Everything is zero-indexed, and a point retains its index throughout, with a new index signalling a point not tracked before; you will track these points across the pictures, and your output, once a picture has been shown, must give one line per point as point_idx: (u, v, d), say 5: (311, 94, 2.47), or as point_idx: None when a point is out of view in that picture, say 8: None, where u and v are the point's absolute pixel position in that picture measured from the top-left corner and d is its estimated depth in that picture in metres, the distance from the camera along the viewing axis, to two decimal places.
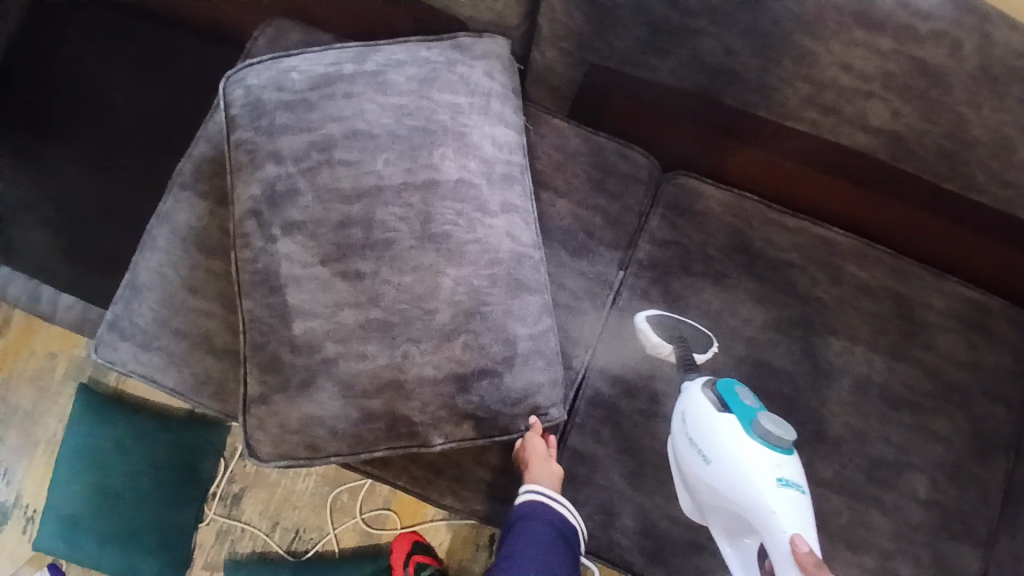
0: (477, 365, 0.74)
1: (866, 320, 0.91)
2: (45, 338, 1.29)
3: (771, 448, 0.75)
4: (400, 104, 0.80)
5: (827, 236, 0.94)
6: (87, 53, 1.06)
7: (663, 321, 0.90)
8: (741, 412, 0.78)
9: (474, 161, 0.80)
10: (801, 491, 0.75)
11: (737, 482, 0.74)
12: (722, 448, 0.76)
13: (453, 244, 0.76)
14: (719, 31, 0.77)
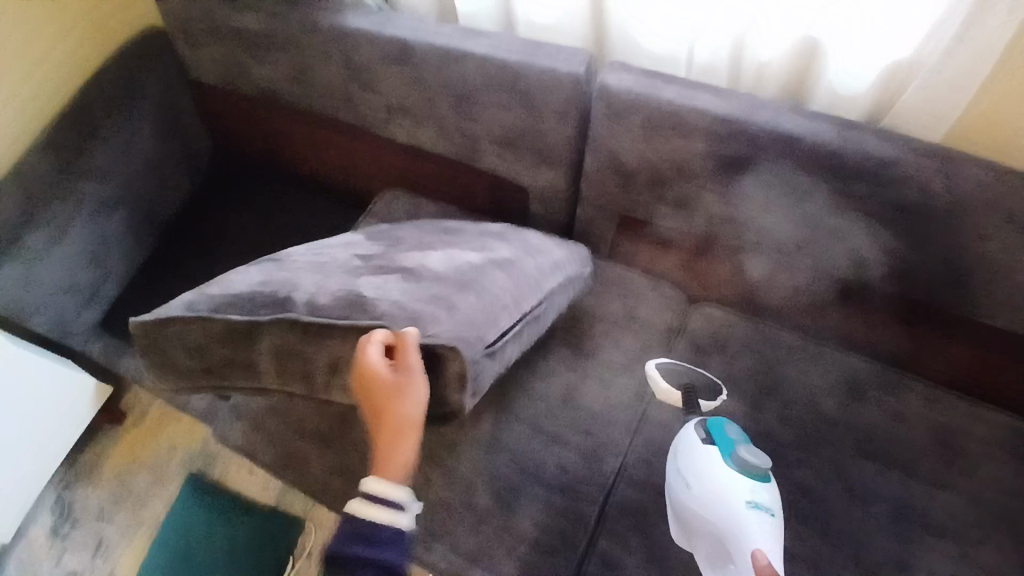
0: (423, 272, 0.93)
1: (902, 446, 0.93)
2: (172, 431, 1.55)
3: (748, 475, 0.84)
4: (484, 224, 1.17)
5: (852, 365, 1.01)
6: (256, 212, 1.47)
7: (672, 369, 1.00)
8: (726, 445, 0.86)
9: (523, 240, 1.07)
10: (771, 514, 0.81)
11: (712, 502, 0.82)
12: (700, 473, 0.84)
13: (472, 245, 1.03)
14: (719, 183, 0.97)
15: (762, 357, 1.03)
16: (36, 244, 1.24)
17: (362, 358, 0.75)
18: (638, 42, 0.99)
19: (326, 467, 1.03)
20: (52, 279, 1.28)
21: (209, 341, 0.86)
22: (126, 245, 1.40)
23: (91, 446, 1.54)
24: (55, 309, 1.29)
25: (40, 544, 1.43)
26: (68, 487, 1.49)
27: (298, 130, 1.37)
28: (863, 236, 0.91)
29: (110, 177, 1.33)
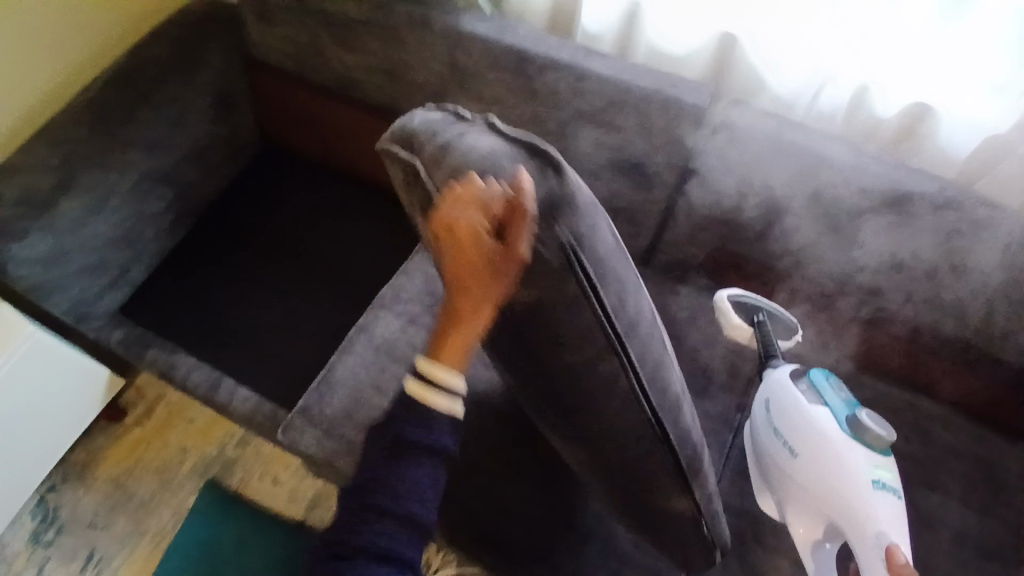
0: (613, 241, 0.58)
1: (958, 478, 1.03)
2: (181, 434, 1.42)
3: (870, 448, 0.82)
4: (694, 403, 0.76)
5: (913, 401, 1.11)
6: (307, 209, 1.41)
7: (743, 304, 1.07)
8: (836, 408, 0.86)
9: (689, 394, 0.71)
10: (896, 495, 0.81)
11: (822, 476, 0.82)
12: (809, 447, 0.84)
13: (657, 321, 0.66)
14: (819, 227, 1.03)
15: None
16: (69, 215, 1.09)
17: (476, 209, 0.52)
18: (764, 87, 1.09)
19: None
20: (80, 257, 1.14)
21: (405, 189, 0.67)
22: (161, 225, 1.29)
23: (84, 446, 1.40)
24: (75, 290, 1.15)
25: (19, 551, 1.31)
26: (53, 490, 1.36)
27: (369, 127, 1.32)
28: (948, 291, 1.00)
29: (155, 150, 1.22)
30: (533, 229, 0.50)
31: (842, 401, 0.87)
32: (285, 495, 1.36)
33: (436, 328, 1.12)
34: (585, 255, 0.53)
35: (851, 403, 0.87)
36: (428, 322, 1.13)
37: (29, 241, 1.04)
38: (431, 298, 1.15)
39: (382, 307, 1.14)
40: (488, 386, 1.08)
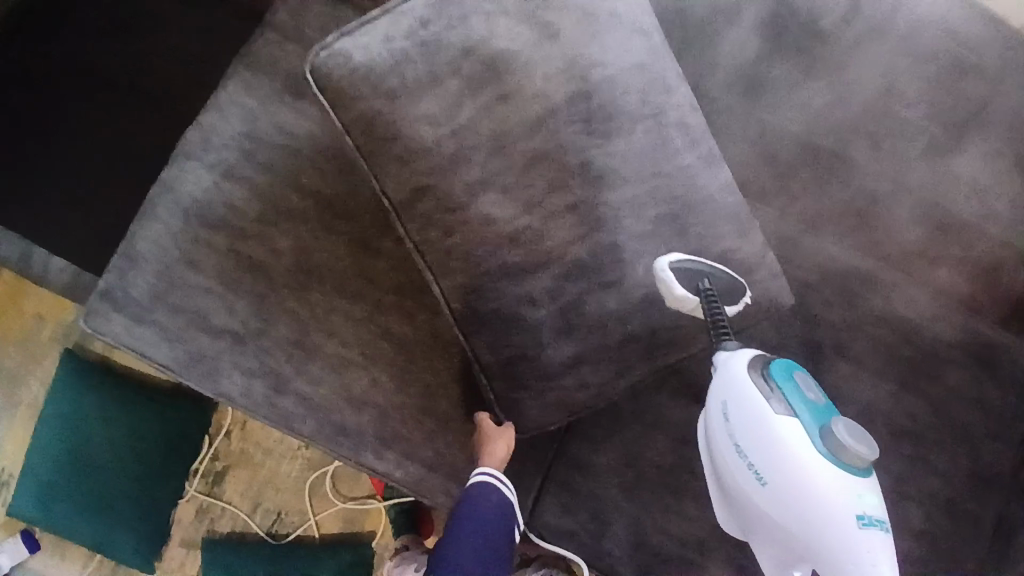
0: (631, 66, 0.79)
1: (880, 349, 0.88)
2: (33, 300, 1.27)
3: (847, 468, 0.65)
4: (679, 161, 0.80)
5: (846, 259, 0.90)
6: (94, 20, 1.06)
7: (689, 271, 0.78)
8: (809, 417, 0.67)
9: (692, 156, 0.81)
10: (881, 523, 0.65)
11: (806, 512, 0.65)
12: (784, 472, 0.66)
13: (647, 112, 0.79)
14: None
15: None
16: None
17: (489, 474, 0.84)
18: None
19: (248, 370, 0.86)
20: None
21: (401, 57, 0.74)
22: None
23: None
24: None
25: None
26: None
27: None
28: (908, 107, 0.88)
29: None
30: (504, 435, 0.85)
31: (811, 407, 0.68)
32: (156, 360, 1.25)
33: (259, 181, 0.89)
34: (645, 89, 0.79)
35: (825, 408, 0.69)
36: (249, 176, 0.89)
37: None
38: (251, 142, 0.90)
39: (185, 156, 0.89)
40: (330, 254, 0.89)
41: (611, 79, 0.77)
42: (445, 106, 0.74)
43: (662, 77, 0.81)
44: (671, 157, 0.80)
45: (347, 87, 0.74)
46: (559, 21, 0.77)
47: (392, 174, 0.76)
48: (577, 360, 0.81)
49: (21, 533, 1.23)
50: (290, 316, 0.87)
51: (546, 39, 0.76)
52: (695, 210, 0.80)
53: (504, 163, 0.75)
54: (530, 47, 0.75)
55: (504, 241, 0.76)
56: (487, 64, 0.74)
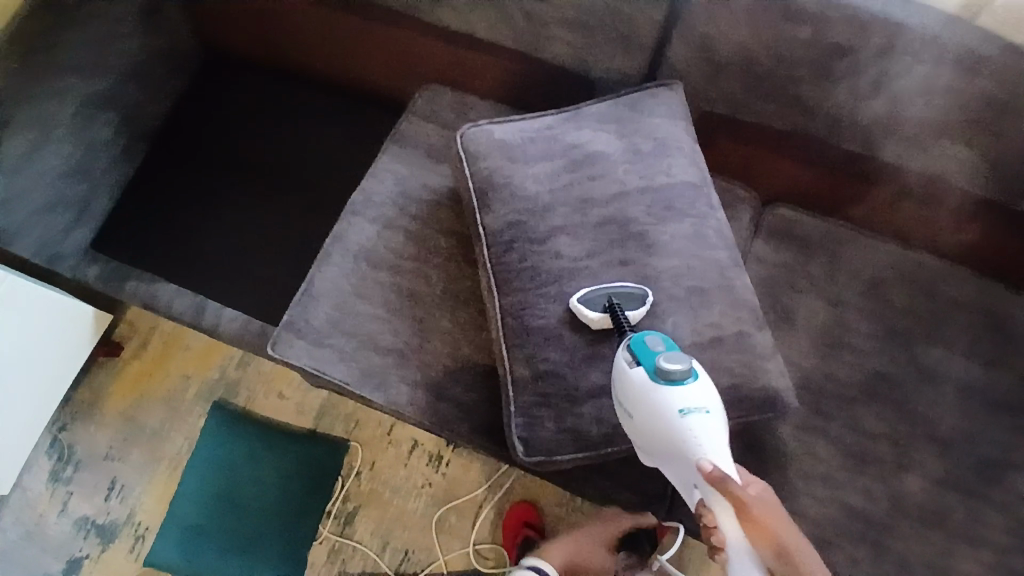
0: (684, 179, 0.93)
1: (962, 330, 0.99)
2: (181, 361, 1.42)
3: (672, 387, 0.73)
4: (718, 259, 0.90)
5: (919, 258, 1.03)
6: (260, 121, 1.32)
7: (594, 295, 0.84)
8: (650, 359, 0.75)
9: (728, 259, 0.91)
10: (710, 418, 0.73)
11: (656, 434, 0.74)
12: (637, 410, 0.74)
13: (691, 217, 0.91)
14: (815, 78, 0.93)
15: (837, 255, 1.03)
16: (14, 151, 1.04)
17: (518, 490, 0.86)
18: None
19: (411, 381, 0.99)
20: (34, 195, 1.10)
21: (522, 142, 0.96)
22: (113, 154, 1.22)
23: (86, 383, 1.41)
24: (38, 231, 1.12)
25: (41, 493, 1.35)
26: (64, 430, 1.39)
27: (308, 19, 1.21)
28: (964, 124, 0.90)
29: (90, 72, 1.13)
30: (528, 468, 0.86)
31: (652, 352, 0.75)
32: (292, 409, 1.38)
33: (411, 228, 1.08)
34: (697, 193, 0.93)
35: (662, 347, 0.76)
36: (403, 224, 1.08)
37: None
38: (403, 199, 1.10)
39: (352, 213, 1.09)
40: (473, 283, 1.05)
41: (669, 189, 0.92)
42: (550, 172, 0.93)
43: (709, 196, 0.94)
44: (713, 254, 0.90)
45: (483, 149, 0.97)
46: (643, 140, 0.96)
47: (494, 209, 0.93)
48: (601, 392, 0.82)
49: None
50: (442, 336, 1.02)
51: (629, 147, 0.95)
52: (735, 297, 0.88)
53: (592, 226, 0.90)
54: (620, 152, 0.95)
55: (565, 275, 0.87)
56: (586, 157, 0.94)
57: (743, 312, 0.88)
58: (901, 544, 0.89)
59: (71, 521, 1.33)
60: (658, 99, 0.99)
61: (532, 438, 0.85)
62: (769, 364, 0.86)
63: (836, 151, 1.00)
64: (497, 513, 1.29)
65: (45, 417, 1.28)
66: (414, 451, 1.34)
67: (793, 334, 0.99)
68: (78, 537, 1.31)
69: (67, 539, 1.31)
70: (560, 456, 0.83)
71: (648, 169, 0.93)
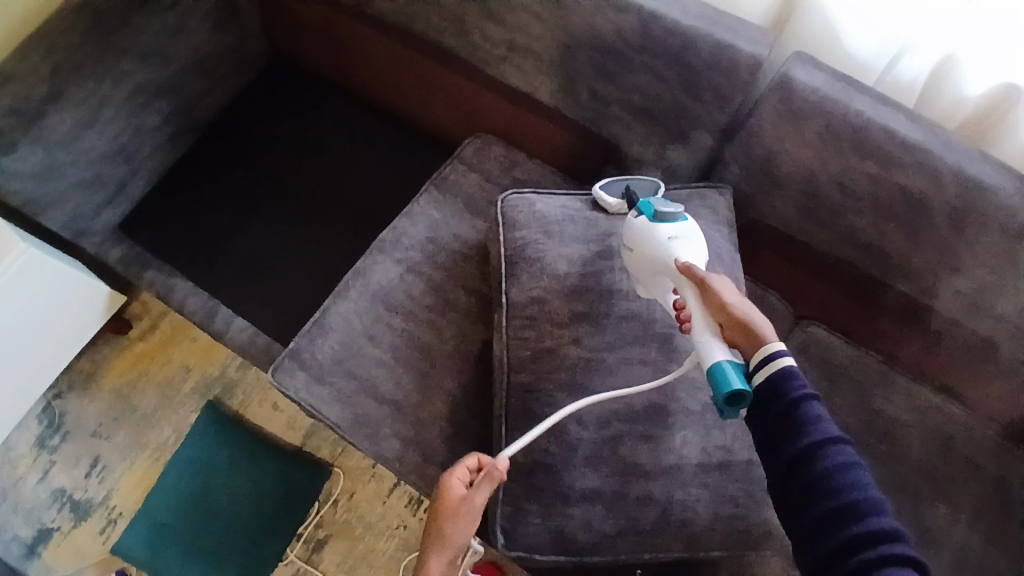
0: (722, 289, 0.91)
1: (977, 495, 0.95)
2: (184, 351, 1.42)
3: (664, 219, 0.81)
4: None
5: (946, 409, 0.99)
6: (309, 135, 1.33)
7: (613, 185, 0.96)
8: (648, 208, 0.83)
9: None
10: (694, 246, 0.80)
11: (648, 257, 0.81)
12: (635, 241, 0.82)
13: None
14: (875, 214, 0.90)
15: (861, 390, 1.00)
16: (57, 128, 1.05)
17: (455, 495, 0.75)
18: (839, 38, 0.91)
19: (404, 439, 0.97)
20: (72, 171, 1.10)
21: (563, 220, 0.95)
22: (158, 141, 1.23)
23: (90, 355, 1.42)
24: (70, 206, 1.13)
25: (24, 454, 1.36)
26: (58, 397, 1.39)
27: (373, 45, 1.21)
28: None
29: (151, 61, 1.14)
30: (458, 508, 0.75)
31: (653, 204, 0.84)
32: (284, 423, 1.36)
33: (435, 278, 1.06)
34: None
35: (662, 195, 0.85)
36: (428, 272, 1.06)
37: (20, 155, 1.02)
38: (433, 247, 1.08)
39: (379, 251, 1.08)
40: (485, 348, 1.02)
41: None
42: (585, 256, 0.92)
43: None
44: None
45: (521, 219, 0.95)
46: None
47: (521, 283, 0.92)
48: (593, 497, 0.81)
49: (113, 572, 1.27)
50: (444, 396, 0.99)
51: None
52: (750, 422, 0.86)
53: (619, 321, 0.88)
54: None
55: (582, 366, 0.86)
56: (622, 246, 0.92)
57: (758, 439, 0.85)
58: None
59: (47, 490, 1.34)
60: (708, 201, 0.96)
61: (515, 528, 0.82)
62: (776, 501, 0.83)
63: (877, 290, 0.96)
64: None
65: (40, 384, 1.29)
66: (395, 490, 1.32)
67: None
68: (52, 507, 1.32)
69: (41, 507, 1.32)
70: (541, 554, 0.81)
71: None
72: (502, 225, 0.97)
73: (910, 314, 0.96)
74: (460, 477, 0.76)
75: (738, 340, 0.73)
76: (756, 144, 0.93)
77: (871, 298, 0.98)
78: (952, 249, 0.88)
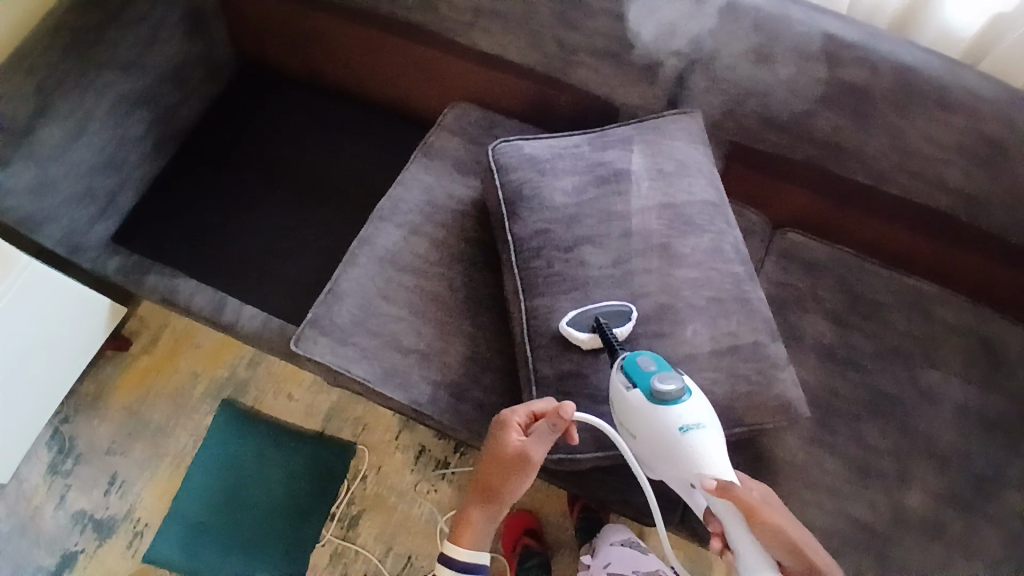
0: (704, 197, 1.00)
1: (958, 353, 1.05)
2: (190, 359, 1.43)
3: (672, 411, 0.77)
4: (734, 273, 0.96)
5: (916, 284, 1.10)
6: (288, 129, 1.37)
7: (581, 317, 0.90)
8: (645, 381, 0.79)
9: (744, 271, 0.97)
10: (706, 431, 0.78)
11: (663, 445, 0.77)
12: (642, 427, 0.78)
13: (710, 232, 0.97)
14: (829, 112, 1.00)
15: (842, 280, 1.09)
16: (48, 140, 1.08)
17: (529, 445, 0.80)
18: None
19: (434, 385, 1.01)
20: (65, 183, 1.12)
21: (551, 157, 1.02)
22: (144, 150, 1.26)
23: (94, 376, 1.41)
24: (65, 219, 1.15)
25: (38, 484, 1.34)
26: (66, 422, 1.38)
27: (341, 33, 1.27)
28: (965, 157, 0.98)
29: (130, 70, 1.18)
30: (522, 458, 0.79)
31: (651, 379, 0.79)
32: (302, 412, 1.39)
33: (436, 235, 1.12)
34: (718, 213, 1.00)
35: (656, 366, 0.80)
36: (429, 231, 1.12)
37: (11, 171, 1.04)
38: (430, 208, 1.14)
39: (380, 218, 1.13)
40: (496, 290, 1.09)
41: (690, 206, 0.98)
42: (577, 186, 0.99)
43: (725, 213, 1.01)
44: (731, 269, 0.96)
45: (513, 163, 1.02)
46: (665, 160, 1.02)
47: (523, 219, 0.98)
48: None
49: None
50: (464, 340, 1.05)
51: (654, 166, 1.01)
52: (750, 309, 0.94)
53: (620, 237, 0.95)
54: (643, 170, 1.00)
55: (592, 282, 0.93)
56: (610, 172, 1.00)
57: (760, 322, 0.94)
58: (902, 555, 0.92)
59: (67, 514, 1.31)
60: (678, 125, 1.05)
61: (554, 435, 0.89)
62: (785, 375, 0.91)
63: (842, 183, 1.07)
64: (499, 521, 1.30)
65: (49, 407, 1.28)
66: (421, 457, 1.35)
67: (803, 351, 1.04)
68: (74, 531, 1.30)
69: (63, 533, 1.30)
70: (581, 454, 0.88)
71: (671, 188, 0.99)
72: (496, 171, 1.03)
73: (876, 201, 1.07)
74: (520, 421, 0.82)
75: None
76: (714, 65, 1.03)
77: (839, 194, 1.09)
78: (898, 132, 0.99)
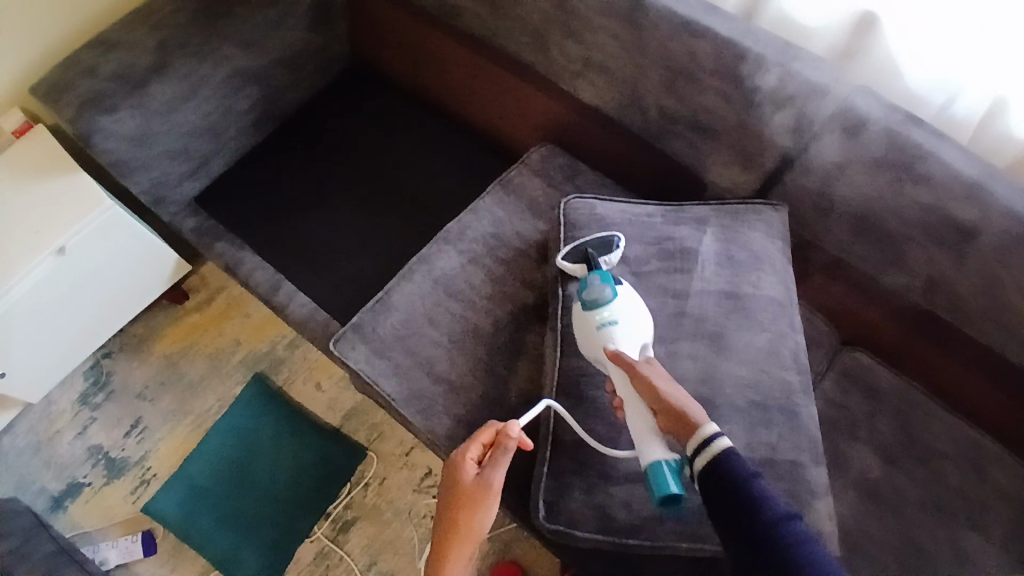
0: (775, 297, 0.96)
1: (1012, 527, 0.96)
2: (235, 327, 1.47)
3: (596, 308, 0.86)
4: (789, 383, 0.91)
5: (979, 439, 1.02)
6: (381, 132, 1.41)
7: (572, 252, 0.97)
8: (583, 288, 0.89)
9: (799, 384, 0.92)
10: (627, 327, 0.85)
11: (591, 344, 0.87)
12: (579, 326, 0.88)
13: (773, 335, 0.94)
14: (926, 242, 0.95)
15: (900, 415, 1.03)
16: (158, 97, 1.14)
17: (483, 476, 0.76)
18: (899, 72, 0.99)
19: (456, 417, 1.01)
20: (164, 139, 1.18)
21: (625, 221, 1.01)
22: (244, 123, 1.31)
23: (144, 320, 1.47)
24: (156, 171, 1.21)
25: (65, 409, 1.39)
26: (107, 357, 1.44)
27: (449, 53, 1.29)
28: None
29: (250, 48, 1.23)
30: (485, 490, 0.76)
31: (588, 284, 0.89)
32: (324, 404, 1.40)
33: (495, 269, 1.11)
34: (785, 317, 0.96)
35: (599, 275, 0.90)
36: (489, 263, 1.12)
37: (118, 117, 1.10)
38: (495, 241, 1.14)
39: (445, 240, 1.14)
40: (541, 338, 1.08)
41: (757, 303, 0.95)
42: (644, 256, 0.97)
43: (792, 319, 0.97)
44: (786, 379, 0.92)
45: (583, 220, 1.01)
46: (740, 251, 0.99)
47: None
48: (634, 477, 0.85)
49: (141, 533, 1.29)
50: (496, 379, 1.04)
51: (728, 254, 0.98)
52: (796, 425, 0.89)
53: (678, 319, 0.92)
54: (715, 255, 0.98)
55: None
56: (681, 250, 0.97)
57: (804, 442, 0.88)
58: None
59: (84, 446, 1.36)
60: (763, 218, 1.02)
61: (558, 502, 0.87)
62: (819, 504, 0.86)
63: (923, 315, 1.02)
64: (487, 566, 1.27)
65: (95, 340, 1.33)
66: (426, 480, 1.34)
67: (843, 481, 0.99)
68: (86, 463, 1.35)
69: (75, 462, 1.35)
70: (580, 530, 0.85)
71: (742, 280, 0.96)
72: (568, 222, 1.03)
73: (955, 342, 1.01)
74: (473, 455, 0.79)
75: (671, 430, 0.77)
76: (814, 166, 1.00)
77: (917, 326, 1.04)
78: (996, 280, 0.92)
